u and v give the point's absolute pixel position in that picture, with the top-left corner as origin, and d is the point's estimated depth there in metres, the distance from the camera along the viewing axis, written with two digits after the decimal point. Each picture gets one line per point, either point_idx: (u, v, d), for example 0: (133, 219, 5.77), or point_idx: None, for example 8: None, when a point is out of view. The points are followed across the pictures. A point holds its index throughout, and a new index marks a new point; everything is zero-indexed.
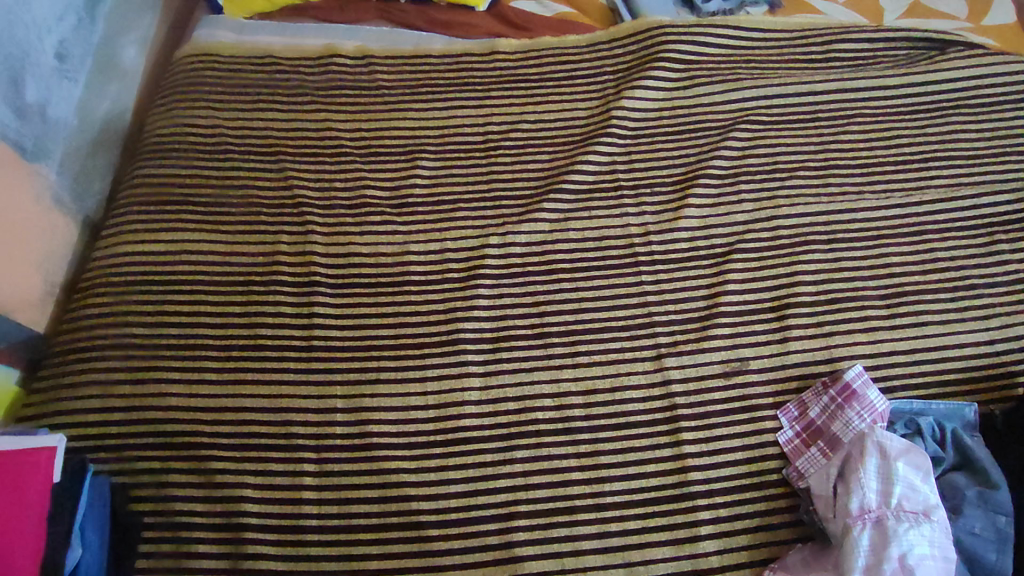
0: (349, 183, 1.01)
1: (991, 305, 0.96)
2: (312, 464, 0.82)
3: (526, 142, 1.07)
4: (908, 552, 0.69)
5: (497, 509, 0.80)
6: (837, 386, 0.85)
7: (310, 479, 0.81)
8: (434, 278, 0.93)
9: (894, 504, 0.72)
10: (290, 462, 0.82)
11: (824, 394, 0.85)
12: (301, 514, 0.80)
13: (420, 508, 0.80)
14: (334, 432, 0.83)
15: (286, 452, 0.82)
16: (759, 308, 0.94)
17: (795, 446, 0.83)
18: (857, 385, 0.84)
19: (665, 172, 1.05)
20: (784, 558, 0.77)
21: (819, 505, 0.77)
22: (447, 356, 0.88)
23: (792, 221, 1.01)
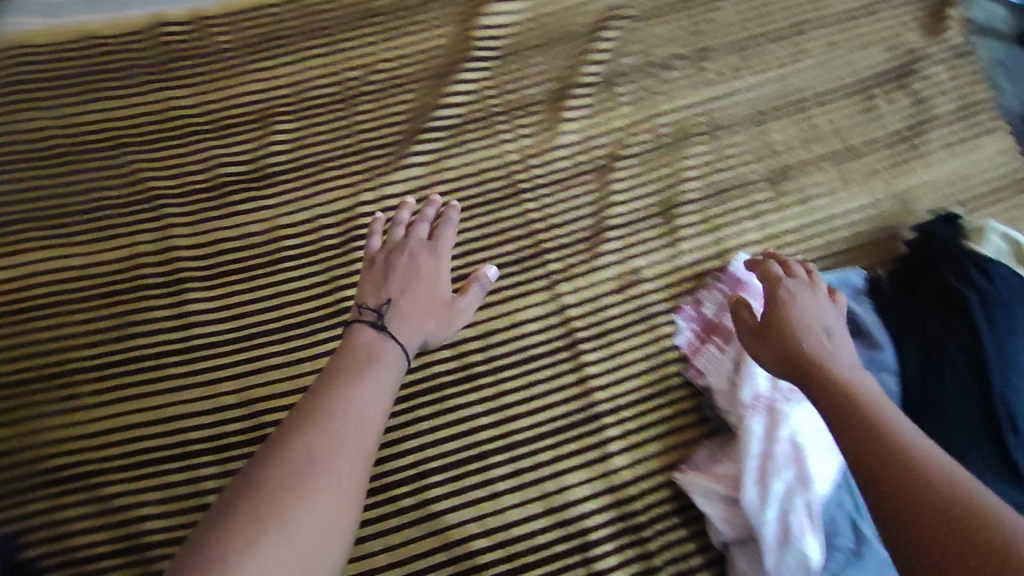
0: (203, 164, 0.94)
1: (872, 167, 0.97)
2: (210, 467, 0.77)
3: (388, 83, 1.00)
4: (797, 434, 0.70)
5: (407, 470, 0.78)
6: (726, 280, 0.86)
7: (213, 481, 0.76)
8: (311, 248, 0.89)
9: (785, 387, 0.73)
10: (187, 471, 0.77)
11: (716, 293, 0.86)
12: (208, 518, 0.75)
13: None
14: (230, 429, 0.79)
15: (182, 462, 0.77)
16: (647, 213, 0.93)
17: (693, 348, 0.84)
18: (743, 274, 0.85)
19: (538, 88, 1.00)
20: (694, 457, 0.79)
21: (720, 400, 0.79)
22: (336, 328, 0.85)
23: (670, 117, 0.99)
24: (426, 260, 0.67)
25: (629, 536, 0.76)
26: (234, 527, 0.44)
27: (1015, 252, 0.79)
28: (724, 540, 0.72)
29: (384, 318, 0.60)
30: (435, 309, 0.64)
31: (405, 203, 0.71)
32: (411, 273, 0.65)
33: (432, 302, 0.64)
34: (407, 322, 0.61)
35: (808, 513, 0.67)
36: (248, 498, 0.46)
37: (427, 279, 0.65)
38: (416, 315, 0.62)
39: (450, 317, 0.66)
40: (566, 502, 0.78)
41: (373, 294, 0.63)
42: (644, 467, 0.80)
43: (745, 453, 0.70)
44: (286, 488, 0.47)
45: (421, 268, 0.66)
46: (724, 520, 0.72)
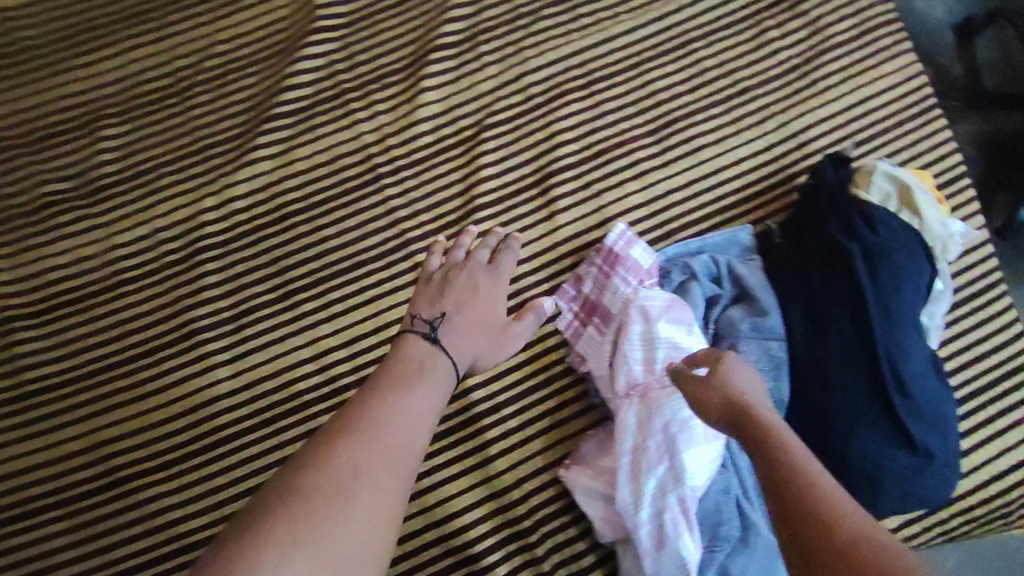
0: (22, 183, 0.84)
1: (764, 108, 0.89)
2: (63, 520, 0.74)
3: (223, 65, 0.88)
4: (672, 420, 0.66)
5: None
6: (601, 255, 0.79)
7: (67, 535, 0.74)
8: (154, 268, 0.83)
9: (659, 369, 0.69)
10: (36, 526, 0.74)
11: (593, 268, 0.79)
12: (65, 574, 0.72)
13: (192, 526, 0.74)
14: (81, 478, 0.76)
15: (34, 526, 0.74)
16: (520, 186, 0.85)
17: (574, 330, 0.78)
18: (619, 248, 0.78)
19: (394, 55, 0.90)
20: (580, 450, 0.75)
21: (602, 387, 0.74)
22: (189, 355, 0.80)
23: (542, 73, 0.89)
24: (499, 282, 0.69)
25: (515, 543, 0.74)
26: (270, 531, 0.43)
27: (901, 193, 0.72)
28: (608, 539, 0.71)
29: (437, 331, 0.61)
30: (486, 333, 0.65)
31: (468, 231, 0.72)
32: (467, 294, 0.66)
33: (484, 326, 0.65)
34: (460, 341, 0.62)
35: (681, 510, 0.64)
36: (284, 500, 0.45)
37: (484, 302, 0.66)
38: (468, 335, 0.63)
39: (503, 341, 0.67)
40: (447, 514, 0.74)
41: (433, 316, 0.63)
42: (528, 467, 0.76)
43: (619, 449, 0.68)
44: (327, 493, 0.45)
45: (478, 291, 0.67)
46: (608, 518, 0.70)
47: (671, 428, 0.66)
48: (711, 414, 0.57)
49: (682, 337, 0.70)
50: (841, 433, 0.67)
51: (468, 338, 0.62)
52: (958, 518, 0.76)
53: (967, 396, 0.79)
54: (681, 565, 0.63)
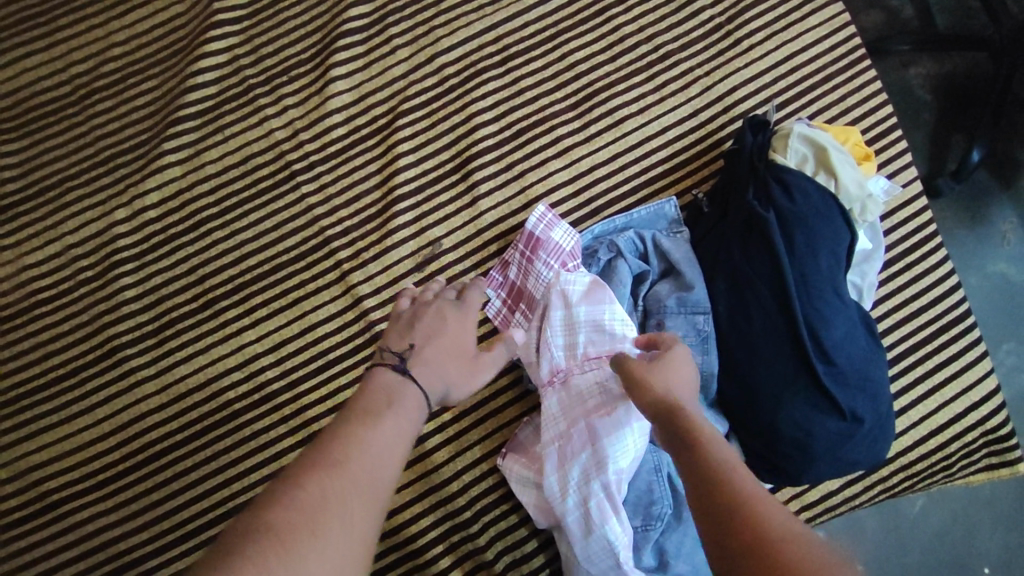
0: None
1: (688, 71, 0.86)
2: None
3: (121, 71, 0.85)
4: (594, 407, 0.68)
5: (207, 517, 0.71)
6: (523, 239, 0.77)
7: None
8: (65, 283, 0.77)
9: (580, 354, 0.70)
10: None
11: (518, 251, 0.77)
12: None
13: (129, 547, 0.70)
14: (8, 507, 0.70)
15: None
16: (441, 173, 0.82)
17: (503, 315, 0.77)
18: (540, 231, 0.76)
19: (301, 45, 0.86)
20: (515, 437, 0.74)
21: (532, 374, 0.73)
22: (108, 372, 0.74)
23: (455, 53, 0.86)
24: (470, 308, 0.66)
25: (458, 534, 0.73)
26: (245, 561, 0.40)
27: (818, 155, 0.70)
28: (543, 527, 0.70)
29: (405, 362, 0.59)
30: (457, 365, 0.62)
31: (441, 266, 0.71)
32: (435, 324, 0.64)
33: (454, 355, 0.62)
34: (428, 369, 0.59)
35: (606, 496, 0.64)
36: (256, 532, 0.42)
37: (454, 331, 0.64)
38: (437, 364, 0.60)
39: (474, 372, 0.64)
40: (388, 511, 0.73)
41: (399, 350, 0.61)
42: (466, 459, 0.75)
43: (546, 438, 0.69)
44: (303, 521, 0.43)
45: (447, 321, 0.64)
46: (539, 507, 0.69)
47: (594, 416, 0.67)
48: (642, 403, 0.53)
49: (601, 320, 0.69)
50: (770, 403, 0.66)
51: (433, 365, 0.60)
52: (899, 473, 0.76)
53: (903, 352, 0.78)
54: (610, 550, 0.63)
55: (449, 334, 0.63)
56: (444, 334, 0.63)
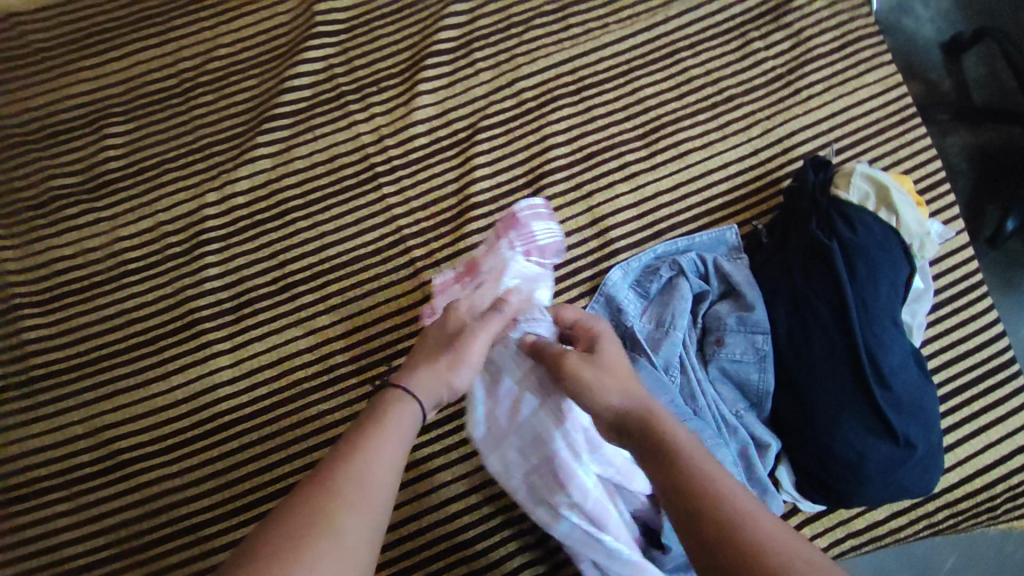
0: (28, 177, 0.87)
1: (751, 114, 0.92)
2: (61, 504, 0.73)
3: (224, 70, 0.92)
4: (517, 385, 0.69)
5: (269, 488, 0.73)
6: (504, 219, 0.80)
7: (64, 519, 0.72)
8: (155, 257, 0.83)
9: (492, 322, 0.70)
10: (33, 510, 0.73)
11: (490, 236, 0.80)
12: (61, 559, 0.71)
13: (191, 512, 0.72)
14: (80, 460, 0.74)
15: (19, 509, 0.73)
16: (514, 186, 0.87)
17: (444, 287, 0.77)
18: (523, 215, 0.80)
19: (391, 61, 0.93)
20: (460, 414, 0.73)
21: None
22: (188, 343, 0.78)
23: (534, 79, 0.93)
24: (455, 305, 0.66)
25: (510, 529, 0.75)
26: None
27: (879, 193, 0.75)
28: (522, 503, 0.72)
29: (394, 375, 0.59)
30: (443, 352, 0.60)
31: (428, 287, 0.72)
32: (425, 334, 0.64)
33: (438, 348, 0.61)
34: (414, 371, 0.58)
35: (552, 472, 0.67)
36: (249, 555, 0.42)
37: (435, 331, 0.63)
38: (422, 364, 0.59)
39: (466, 351, 0.61)
40: (443, 501, 0.76)
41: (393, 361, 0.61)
42: None
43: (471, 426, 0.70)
44: (292, 542, 0.42)
45: (434, 326, 0.64)
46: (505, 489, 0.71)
47: (517, 388, 0.69)
48: (592, 410, 0.57)
49: (535, 288, 0.74)
50: (824, 424, 0.69)
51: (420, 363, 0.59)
52: (944, 511, 0.77)
53: (950, 392, 0.80)
54: (579, 521, 0.66)
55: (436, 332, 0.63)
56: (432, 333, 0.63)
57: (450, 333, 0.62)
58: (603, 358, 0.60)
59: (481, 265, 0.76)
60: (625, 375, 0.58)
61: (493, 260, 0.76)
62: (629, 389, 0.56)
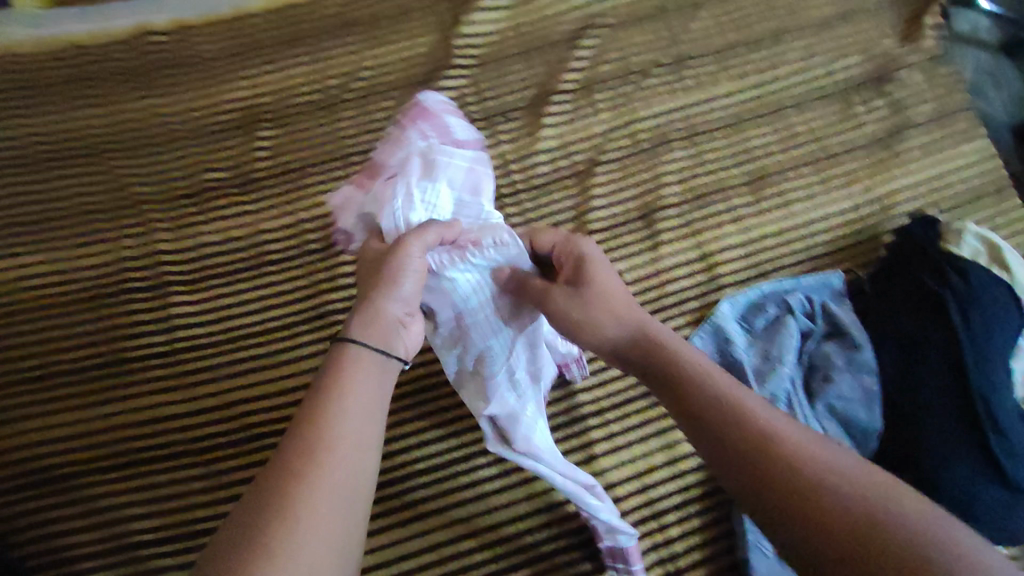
0: (187, 172, 0.97)
1: (852, 171, 0.97)
2: (199, 468, 0.82)
3: (367, 90, 1.02)
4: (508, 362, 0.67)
5: (387, 473, 0.78)
6: (408, 112, 0.71)
7: (199, 482, 0.81)
8: (293, 252, 0.92)
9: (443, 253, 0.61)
10: (174, 469, 0.82)
11: (396, 123, 0.71)
12: (194, 518, 0.80)
13: None
14: (218, 430, 0.84)
15: (168, 466, 0.83)
16: (627, 217, 0.93)
17: (375, 168, 0.67)
18: (432, 109, 0.72)
19: (518, 95, 1.01)
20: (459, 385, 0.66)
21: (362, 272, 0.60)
22: (321, 332, 0.88)
23: (649, 122, 0.99)
24: (404, 258, 0.56)
25: None
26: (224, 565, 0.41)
27: (990, 250, 0.79)
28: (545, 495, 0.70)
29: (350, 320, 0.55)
30: (380, 279, 0.56)
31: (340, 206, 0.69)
32: (367, 265, 0.60)
33: (373, 278, 0.57)
34: (367, 306, 0.56)
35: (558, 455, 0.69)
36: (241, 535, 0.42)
37: (372, 262, 0.59)
38: (370, 299, 0.56)
39: (399, 273, 0.56)
40: (547, 503, 0.77)
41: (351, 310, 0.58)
42: (624, 470, 0.79)
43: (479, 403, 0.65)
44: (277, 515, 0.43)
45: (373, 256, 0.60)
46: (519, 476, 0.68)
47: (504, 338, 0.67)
48: (592, 345, 0.63)
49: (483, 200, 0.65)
50: (935, 460, 0.70)
51: (358, 315, 0.55)
52: None
53: None
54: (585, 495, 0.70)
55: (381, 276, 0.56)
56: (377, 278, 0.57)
57: (381, 258, 0.57)
58: (588, 290, 0.62)
59: (405, 138, 0.67)
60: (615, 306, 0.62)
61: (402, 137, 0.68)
62: (621, 324, 0.61)
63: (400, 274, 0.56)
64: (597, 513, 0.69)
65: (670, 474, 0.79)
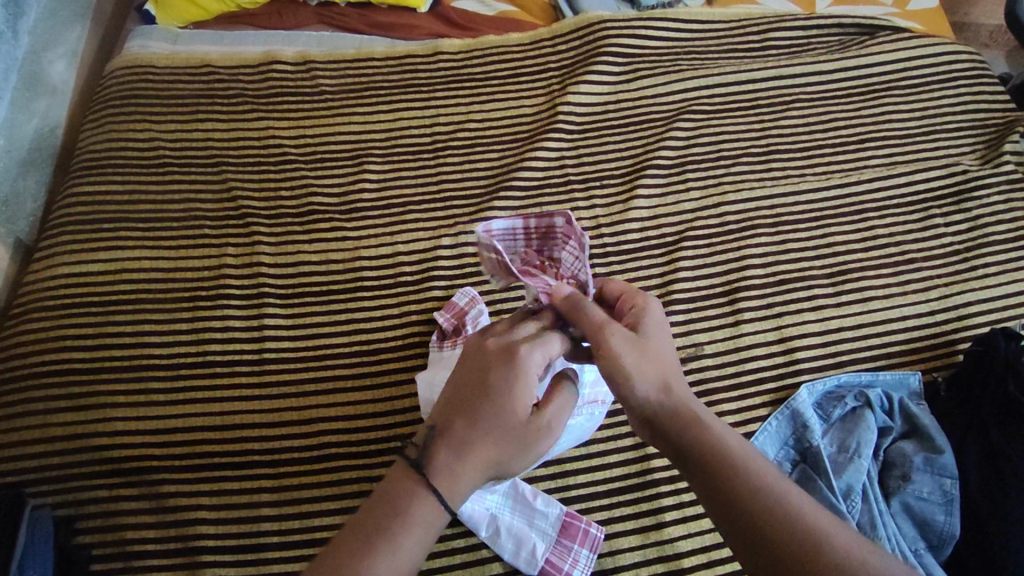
0: (295, 190, 1.02)
1: (931, 278, 1.00)
2: (270, 480, 0.83)
3: (472, 141, 1.07)
4: None
5: None
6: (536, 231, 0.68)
7: (268, 495, 0.83)
8: (388, 282, 0.96)
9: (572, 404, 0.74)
10: (245, 479, 0.83)
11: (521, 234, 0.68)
12: (259, 531, 0.81)
13: None
14: (292, 445, 0.85)
15: (241, 473, 0.83)
16: (711, 293, 0.97)
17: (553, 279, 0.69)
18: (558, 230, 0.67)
19: (614, 165, 1.06)
20: None
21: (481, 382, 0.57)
22: (406, 362, 0.91)
23: (738, 206, 1.04)
24: (534, 445, 0.57)
25: None
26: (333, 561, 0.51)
27: None
28: (522, 556, 0.79)
29: (453, 457, 0.55)
30: (506, 450, 0.56)
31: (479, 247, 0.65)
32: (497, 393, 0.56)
33: (502, 436, 0.56)
34: (475, 459, 0.55)
35: (505, 511, 0.80)
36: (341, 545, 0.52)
37: (504, 403, 0.56)
38: (480, 455, 0.55)
39: (525, 454, 0.57)
40: (613, 566, 0.80)
41: (450, 443, 0.56)
42: (686, 542, 0.81)
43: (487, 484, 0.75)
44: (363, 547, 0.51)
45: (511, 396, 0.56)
46: (508, 544, 0.79)
47: None
48: (622, 395, 0.59)
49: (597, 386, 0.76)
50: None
51: (470, 475, 0.55)
52: None
53: None
54: (540, 527, 0.80)
55: (512, 447, 0.56)
56: (505, 456, 0.56)
57: (521, 421, 0.56)
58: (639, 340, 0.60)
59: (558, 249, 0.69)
60: (667, 373, 0.59)
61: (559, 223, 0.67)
62: (662, 381, 0.58)
63: (527, 457, 0.57)
64: (530, 555, 0.78)
65: None
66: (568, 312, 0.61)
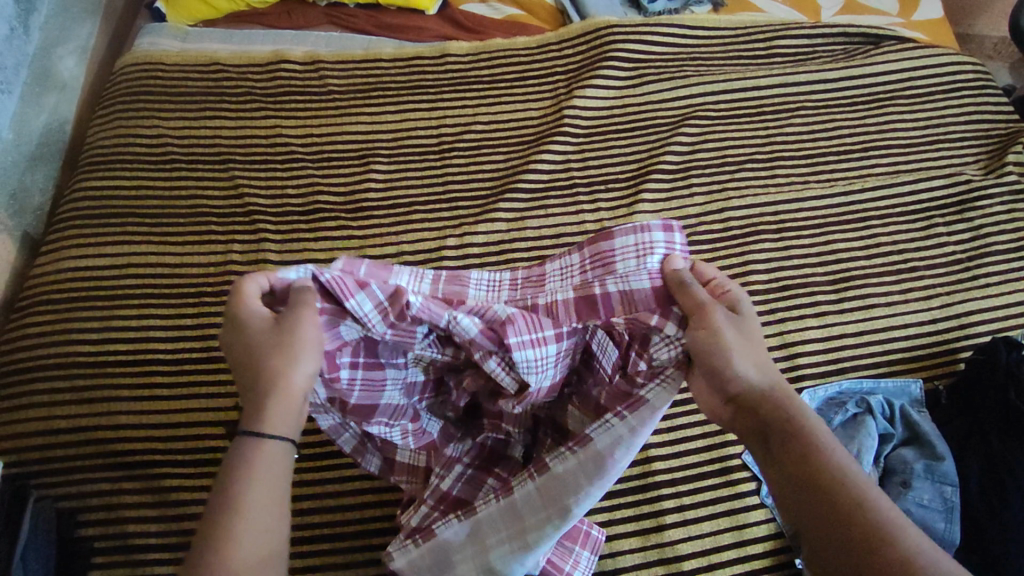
0: (302, 189, 1.02)
1: (933, 287, 1.00)
2: None
3: (478, 143, 1.08)
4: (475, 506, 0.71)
5: None
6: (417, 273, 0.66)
7: None
8: None
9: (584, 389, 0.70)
10: None
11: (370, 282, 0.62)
12: None
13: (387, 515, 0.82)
14: None
15: None
16: None
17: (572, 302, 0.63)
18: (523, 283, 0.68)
19: (618, 168, 1.07)
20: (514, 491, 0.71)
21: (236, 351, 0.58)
22: None
23: (741, 212, 1.04)
24: (292, 347, 0.56)
25: None
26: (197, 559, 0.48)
27: None
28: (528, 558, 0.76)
29: (250, 414, 0.54)
30: (273, 371, 0.55)
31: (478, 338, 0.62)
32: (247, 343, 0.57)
33: (262, 365, 0.55)
34: (260, 399, 0.55)
35: None
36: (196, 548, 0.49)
37: (254, 346, 0.56)
38: (259, 394, 0.55)
39: (294, 357, 0.55)
40: (613, 568, 0.81)
41: (248, 398, 0.55)
42: (685, 544, 0.82)
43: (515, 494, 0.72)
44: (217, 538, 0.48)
45: (254, 338, 0.57)
46: None
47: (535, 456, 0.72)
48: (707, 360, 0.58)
49: None
50: None
51: (266, 410, 0.54)
52: None
53: None
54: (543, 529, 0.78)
55: (277, 363, 0.55)
56: (278, 353, 0.55)
57: (266, 345, 0.56)
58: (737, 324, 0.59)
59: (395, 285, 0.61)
60: (762, 355, 0.59)
61: (631, 236, 0.63)
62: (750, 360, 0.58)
63: (297, 358, 0.56)
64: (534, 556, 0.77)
65: (737, 555, 0.81)
66: (673, 290, 0.61)
